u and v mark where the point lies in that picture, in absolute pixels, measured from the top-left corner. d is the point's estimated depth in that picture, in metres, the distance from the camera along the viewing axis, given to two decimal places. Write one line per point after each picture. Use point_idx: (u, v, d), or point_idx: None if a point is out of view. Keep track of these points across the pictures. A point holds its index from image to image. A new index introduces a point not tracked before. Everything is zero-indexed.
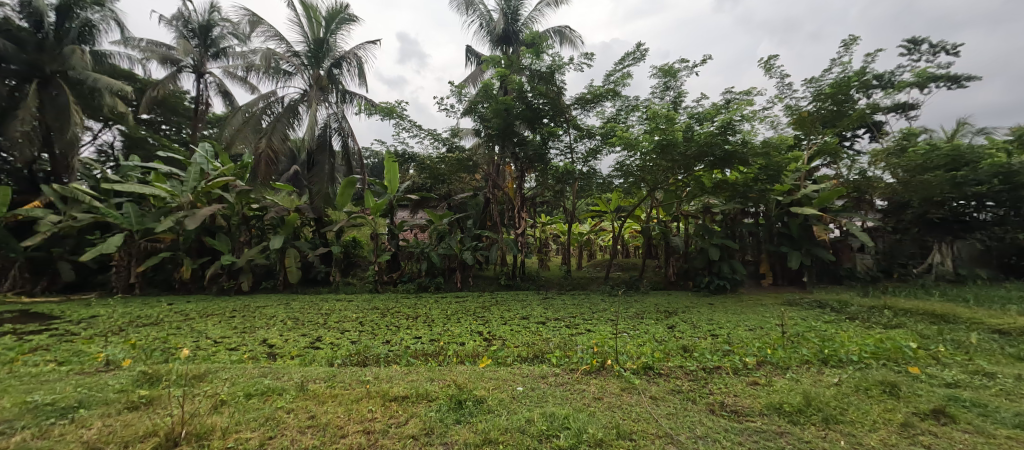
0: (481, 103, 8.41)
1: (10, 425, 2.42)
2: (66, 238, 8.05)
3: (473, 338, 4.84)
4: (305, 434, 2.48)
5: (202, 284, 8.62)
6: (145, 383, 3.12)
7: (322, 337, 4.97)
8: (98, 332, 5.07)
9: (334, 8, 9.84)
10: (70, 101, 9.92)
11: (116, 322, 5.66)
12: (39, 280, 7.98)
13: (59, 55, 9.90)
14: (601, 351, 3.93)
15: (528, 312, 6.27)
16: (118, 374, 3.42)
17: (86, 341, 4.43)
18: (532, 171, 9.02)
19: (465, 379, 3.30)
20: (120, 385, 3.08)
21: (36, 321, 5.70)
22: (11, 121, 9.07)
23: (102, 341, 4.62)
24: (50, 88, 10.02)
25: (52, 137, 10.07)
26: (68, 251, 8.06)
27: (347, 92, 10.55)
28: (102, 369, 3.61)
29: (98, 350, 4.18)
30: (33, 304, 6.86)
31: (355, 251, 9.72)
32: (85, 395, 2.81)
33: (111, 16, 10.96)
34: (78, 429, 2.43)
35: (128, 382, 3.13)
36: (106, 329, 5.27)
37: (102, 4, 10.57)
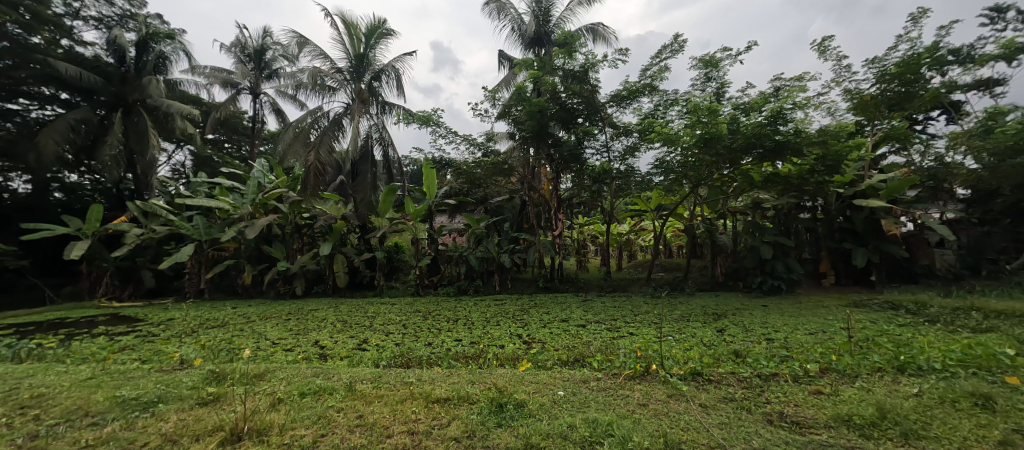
0: (515, 106, 8.39)
1: (103, 417, 2.63)
2: (147, 249, 8.85)
3: (512, 341, 4.79)
4: (354, 433, 2.51)
5: (261, 289, 9.18)
6: (213, 381, 3.30)
7: (368, 339, 5.10)
8: (175, 333, 5.49)
9: (372, 23, 10.17)
10: (149, 125, 10.80)
11: (189, 324, 6.10)
12: (126, 287, 8.73)
13: (138, 85, 10.85)
14: (645, 356, 3.77)
15: (567, 314, 6.15)
16: (191, 372, 3.65)
17: (165, 342, 4.81)
18: (568, 172, 8.83)
19: (505, 382, 3.26)
20: (192, 382, 3.29)
21: (123, 323, 6.26)
22: (102, 147, 10.03)
23: (177, 342, 5.00)
24: (133, 115, 11.03)
25: (134, 159, 11.07)
26: (149, 260, 8.83)
27: (387, 103, 10.81)
28: (177, 367, 3.87)
29: (172, 350, 4.52)
30: (122, 308, 7.55)
31: (397, 256, 9.99)
32: (164, 391, 3.01)
33: (181, 47, 11.98)
34: (158, 422, 2.59)
35: (199, 379, 3.33)
36: (180, 331, 5.67)
37: (173, 37, 11.49)
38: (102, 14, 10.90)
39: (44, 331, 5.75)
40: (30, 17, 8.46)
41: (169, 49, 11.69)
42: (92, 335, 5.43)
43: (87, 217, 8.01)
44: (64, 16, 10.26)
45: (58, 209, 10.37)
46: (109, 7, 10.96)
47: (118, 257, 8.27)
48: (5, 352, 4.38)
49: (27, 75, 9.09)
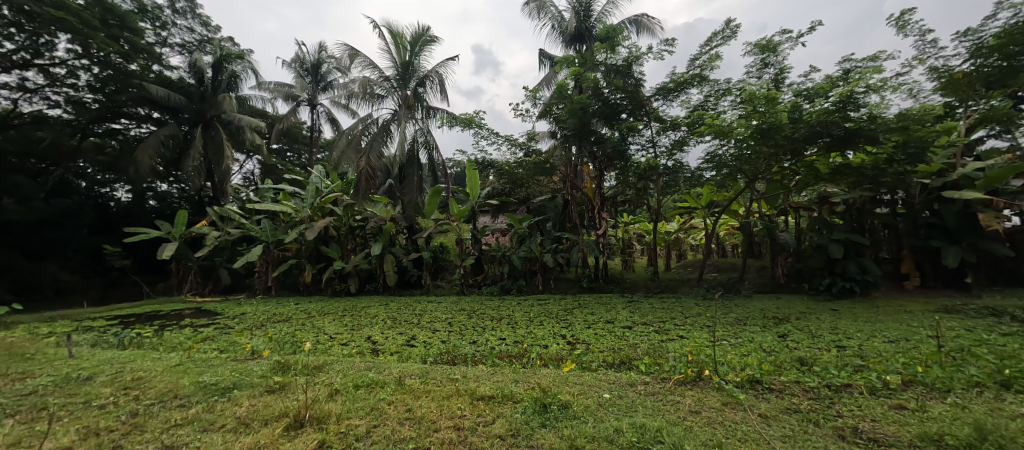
0: (557, 105, 8.32)
1: (188, 400, 2.86)
2: (223, 249, 9.64)
3: (557, 341, 4.71)
4: (404, 425, 2.54)
5: (320, 287, 9.71)
6: (279, 370, 3.50)
7: (417, 336, 5.20)
8: (246, 326, 5.89)
9: (417, 30, 10.42)
10: (224, 138, 11.58)
11: (258, 318, 6.53)
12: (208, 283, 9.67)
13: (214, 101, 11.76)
14: (696, 360, 3.56)
15: (613, 315, 5.97)
16: (261, 362, 3.89)
17: (238, 334, 5.18)
18: (612, 169, 8.59)
19: (549, 382, 3.19)
20: (262, 371, 3.49)
21: (204, 316, 6.82)
22: (186, 160, 10.96)
23: (249, 334, 5.37)
24: (212, 129, 11.92)
25: (212, 169, 12.00)
26: (225, 259, 9.64)
27: (431, 107, 11.03)
28: (249, 357, 4.15)
29: (244, 341, 4.86)
30: (203, 302, 8.26)
31: (443, 255, 10.20)
32: (238, 378, 3.22)
33: (249, 66, 12.83)
34: (233, 406, 2.76)
35: (268, 369, 3.54)
36: (250, 324, 6.08)
37: (243, 57, 12.29)
38: (185, 40, 12.00)
39: (137, 322, 6.38)
40: (128, 47, 9.33)
41: (240, 68, 12.54)
42: (178, 326, 5.96)
43: (175, 221, 8.77)
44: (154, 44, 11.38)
45: (153, 215, 11.83)
46: (191, 33, 12.08)
47: (199, 256, 9.06)
48: (111, 340, 4.91)
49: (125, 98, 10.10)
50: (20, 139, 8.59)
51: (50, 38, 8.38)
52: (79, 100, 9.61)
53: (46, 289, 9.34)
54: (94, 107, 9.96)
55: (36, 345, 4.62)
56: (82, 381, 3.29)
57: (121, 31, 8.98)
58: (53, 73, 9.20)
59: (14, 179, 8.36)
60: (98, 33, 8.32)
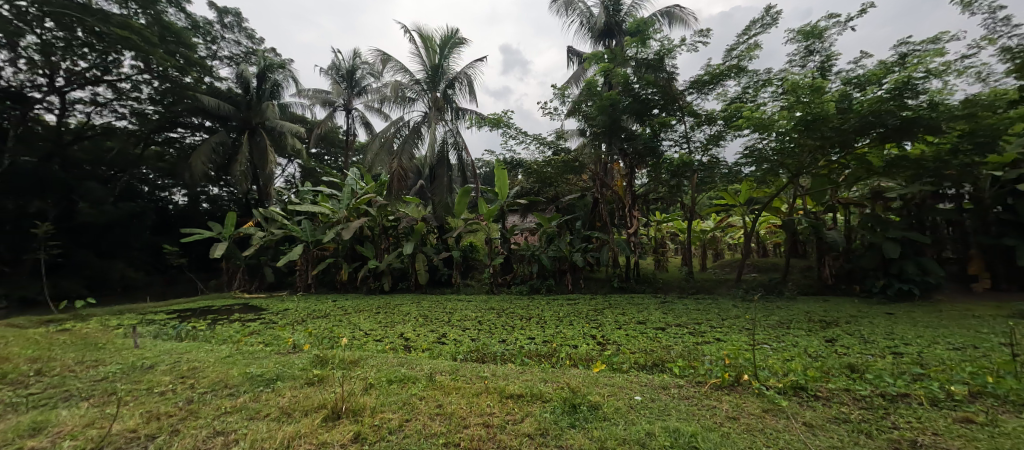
0: (586, 102, 8.20)
1: (236, 390, 2.98)
2: (268, 249, 10.10)
3: (586, 342, 4.62)
4: (435, 420, 2.54)
5: (355, 285, 9.98)
6: (319, 364, 3.60)
7: (447, 333, 5.24)
8: (289, 321, 6.12)
9: (446, 33, 10.53)
10: (267, 143, 12.02)
11: (299, 314, 6.77)
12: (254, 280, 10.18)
13: (258, 109, 12.19)
14: (734, 364, 3.38)
15: (645, 316, 5.79)
16: (301, 355, 4.02)
17: (281, 329, 5.40)
18: (643, 166, 8.35)
19: (579, 383, 3.11)
20: (302, 364, 3.60)
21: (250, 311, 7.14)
22: (235, 166, 11.51)
23: (291, 328, 5.57)
24: (257, 136, 12.30)
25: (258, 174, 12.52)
26: (270, 258, 10.09)
27: (460, 109, 11.10)
28: (290, 351, 4.30)
29: (286, 336, 5.04)
30: (250, 299, 8.68)
31: (472, 254, 10.26)
32: (281, 370, 3.33)
33: (290, 74, 13.30)
34: (275, 396, 2.86)
35: (308, 362, 3.64)
36: (292, 319, 6.31)
37: (285, 66, 12.71)
38: (233, 53, 12.67)
39: (192, 316, 6.77)
40: (184, 61, 10.07)
41: (282, 77, 12.92)
42: (228, 321, 6.27)
43: (225, 222, 9.25)
44: (206, 58, 12.05)
45: (206, 217, 12.61)
46: (237, 46, 12.72)
47: (245, 255, 9.52)
48: (170, 332, 5.22)
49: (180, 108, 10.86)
50: (92, 149, 10.30)
51: (116, 55, 9.23)
52: (142, 112, 10.91)
53: (114, 285, 10.10)
54: (155, 118, 11.16)
55: (106, 336, 4.99)
56: (146, 369, 3.49)
57: (177, 46, 9.74)
58: (120, 88, 10.38)
59: (89, 186, 9.55)
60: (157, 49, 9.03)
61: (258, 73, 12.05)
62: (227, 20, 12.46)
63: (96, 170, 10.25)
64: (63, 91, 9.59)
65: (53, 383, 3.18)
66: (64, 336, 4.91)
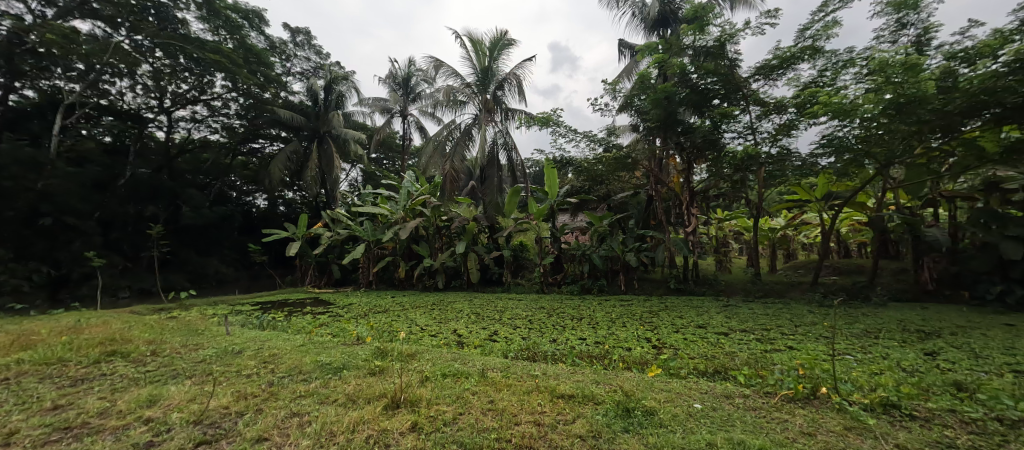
0: (639, 96, 7.88)
1: (309, 376, 3.14)
2: (334, 247, 10.75)
3: (641, 344, 4.38)
4: (487, 415, 2.50)
5: (412, 282, 10.33)
6: (379, 356, 3.71)
7: (498, 331, 5.22)
8: (352, 315, 6.44)
9: (496, 35, 10.58)
10: (332, 150, 12.62)
11: (362, 308, 7.09)
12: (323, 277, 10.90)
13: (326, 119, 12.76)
14: (809, 374, 3.03)
15: (705, 320, 5.42)
16: (364, 347, 4.19)
17: (347, 321, 5.67)
18: (702, 161, 7.88)
19: (632, 386, 2.93)
20: (365, 355, 3.74)
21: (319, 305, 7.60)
22: (305, 172, 12.24)
23: (355, 321, 5.85)
24: (325, 143, 12.94)
25: (325, 179, 13.19)
26: (336, 256, 10.73)
27: (510, 109, 11.10)
28: (354, 342, 4.50)
29: (351, 328, 5.28)
30: (319, 293, 9.26)
31: (523, 254, 10.24)
32: (347, 360, 3.47)
33: (352, 85, 13.98)
34: (342, 383, 2.97)
35: (370, 353, 3.78)
36: (355, 313, 6.63)
37: (348, 78, 13.34)
38: (303, 68, 13.58)
39: (271, 308, 7.33)
40: (263, 79, 10.95)
41: (345, 88, 13.61)
42: (301, 312, 6.71)
43: (298, 223, 9.94)
44: (281, 74, 13.01)
45: (281, 218, 13.71)
46: (308, 62, 13.60)
47: (315, 253, 10.16)
48: (254, 321, 5.68)
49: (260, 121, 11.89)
50: (194, 161, 11.91)
51: (211, 77, 10.28)
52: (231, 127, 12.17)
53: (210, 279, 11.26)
54: (241, 131, 12.38)
55: (204, 323, 5.52)
56: (235, 353, 3.79)
57: (258, 66, 10.61)
58: (214, 106, 11.49)
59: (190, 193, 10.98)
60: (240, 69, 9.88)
61: (326, 85, 12.75)
62: (298, 39, 13.41)
63: (196, 178, 11.67)
64: (170, 111, 10.81)
65: (164, 362, 3.53)
66: (172, 322, 5.49)
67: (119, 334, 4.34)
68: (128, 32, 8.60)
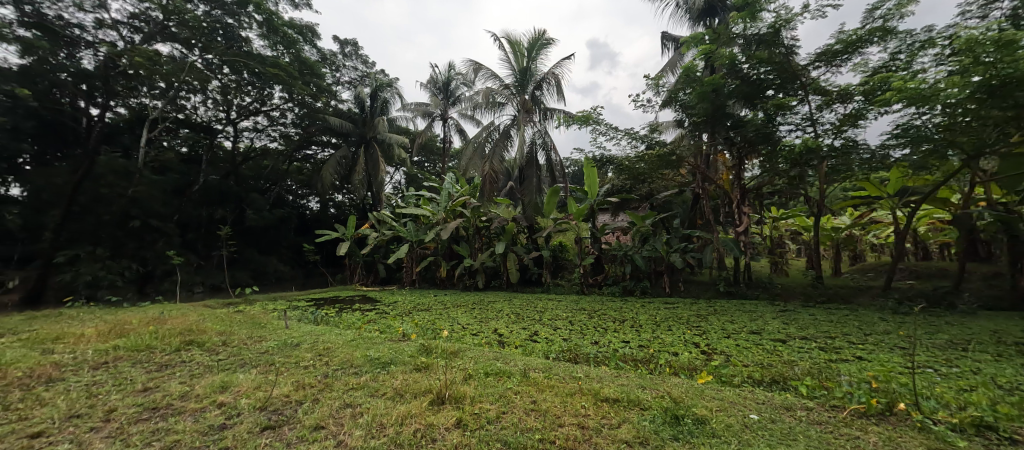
0: (684, 90, 7.57)
1: (359, 369, 3.23)
2: (380, 248, 11.12)
3: (689, 349, 4.17)
4: (530, 416, 2.45)
5: (453, 282, 10.50)
6: (424, 352, 3.76)
7: (539, 331, 5.16)
8: (398, 312, 6.62)
9: (534, 35, 10.51)
10: (377, 154, 13.01)
11: (406, 306, 7.26)
12: (369, 276, 11.32)
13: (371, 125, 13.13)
14: (883, 388, 2.74)
15: (760, 325, 5.08)
16: (411, 343, 4.28)
17: (393, 319, 5.83)
18: (755, 157, 7.44)
19: (681, 392, 2.76)
20: (411, 351, 3.81)
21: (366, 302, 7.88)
22: (353, 176, 12.70)
23: (401, 319, 6.01)
24: (370, 148, 13.36)
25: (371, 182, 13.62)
26: (381, 255, 11.10)
27: (548, 109, 10.99)
28: (400, 338, 4.60)
29: (397, 325, 5.42)
30: (366, 291, 9.61)
31: (563, 254, 10.12)
32: (394, 355, 3.55)
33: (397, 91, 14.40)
34: (390, 378, 3.02)
35: (415, 350, 3.84)
36: (400, 310, 6.80)
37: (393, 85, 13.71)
38: (352, 77, 14.16)
39: (324, 304, 7.68)
40: (315, 88, 11.51)
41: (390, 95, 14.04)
42: (351, 309, 6.99)
43: (346, 223, 10.35)
44: (332, 84, 13.64)
45: (331, 220, 14.36)
46: (355, 71, 14.18)
47: (362, 252, 10.56)
48: (310, 316, 5.98)
49: (313, 129, 12.50)
50: (255, 167, 12.72)
51: (271, 89, 10.93)
52: (287, 135, 12.89)
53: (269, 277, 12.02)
54: (296, 138, 13.10)
55: (266, 317, 5.88)
56: (294, 346, 3.99)
57: (311, 76, 11.16)
58: (273, 116, 12.23)
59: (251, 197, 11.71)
60: (295, 80, 10.43)
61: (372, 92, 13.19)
62: (347, 50, 14.02)
63: (257, 183, 12.49)
64: (236, 122, 11.62)
65: (233, 352, 3.77)
66: (238, 316, 5.89)
67: (195, 326, 4.69)
68: (201, 52, 9.29)
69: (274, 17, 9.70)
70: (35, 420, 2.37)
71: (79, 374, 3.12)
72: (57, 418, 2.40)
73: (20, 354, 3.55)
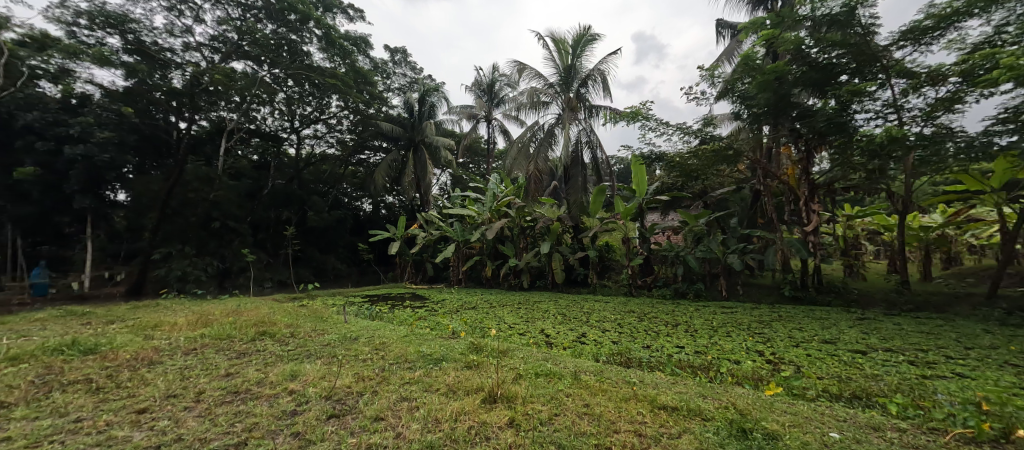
0: (743, 79, 7.11)
1: (413, 364, 3.33)
2: (428, 247, 11.45)
3: (752, 358, 3.90)
4: (583, 419, 2.39)
5: (498, 281, 10.59)
6: (474, 351, 3.81)
7: (587, 333, 5.07)
8: (447, 310, 6.77)
9: (579, 32, 10.33)
10: (425, 156, 13.33)
11: (454, 304, 7.40)
12: (419, 274, 11.69)
13: (420, 128, 13.48)
14: (993, 411, 2.40)
15: (832, 334, 4.66)
16: (461, 341, 4.36)
17: (442, 316, 5.97)
18: (825, 149, 6.86)
19: (748, 404, 2.59)
20: (461, 349, 3.87)
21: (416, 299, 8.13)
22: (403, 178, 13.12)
23: (450, 316, 6.14)
24: (419, 151, 13.73)
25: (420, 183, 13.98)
26: (430, 255, 11.42)
27: (594, 106, 10.77)
28: (450, 336, 4.70)
29: (446, 323, 5.54)
30: (416, 288, 9.92)
31: (609, 254, 9.90)
32: (446, 352, 3.63)
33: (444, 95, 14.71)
34: (444, 374, 3.09)
35: (465, 348, 3.90)
36: (449, 308, 6.94)
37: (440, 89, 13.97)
38: (401, 84, 14.68)
39: (377, 300, 8.03)
40: (368, 95, 12.04)
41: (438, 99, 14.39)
42: (403, 306, 7.26)
43: (397, 223, 10.72)
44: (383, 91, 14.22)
45: (383, 221, 14.97)
46: (404, 78, 14.69)
47: (412, 251, 10.90)
48: (365, 312, 6.27)
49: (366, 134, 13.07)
50: (315, 172, 13.52)
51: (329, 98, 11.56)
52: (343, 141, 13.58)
53: (328, 274, 12.77)
54: (351, 144, 13.78)
55: (327, 311, 6.24)
56: (352, 339, 4.18)
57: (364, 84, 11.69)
58: (330, 123, 12.94)
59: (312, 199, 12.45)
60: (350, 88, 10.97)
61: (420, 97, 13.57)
62: (397, 58, 14.55)
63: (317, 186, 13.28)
64: (298, 130, 12.41)
65: (299, 343, 4.02)
66: (302, 310, 6.30)
67: (266, 318, 5.07)
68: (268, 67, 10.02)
69: (332, 31, 10.25)
70: (140, 398, 2.66)
71: (173, 358, 3.47)
72: (158, 397, 2.66)
73: (127, 338, 4.02)
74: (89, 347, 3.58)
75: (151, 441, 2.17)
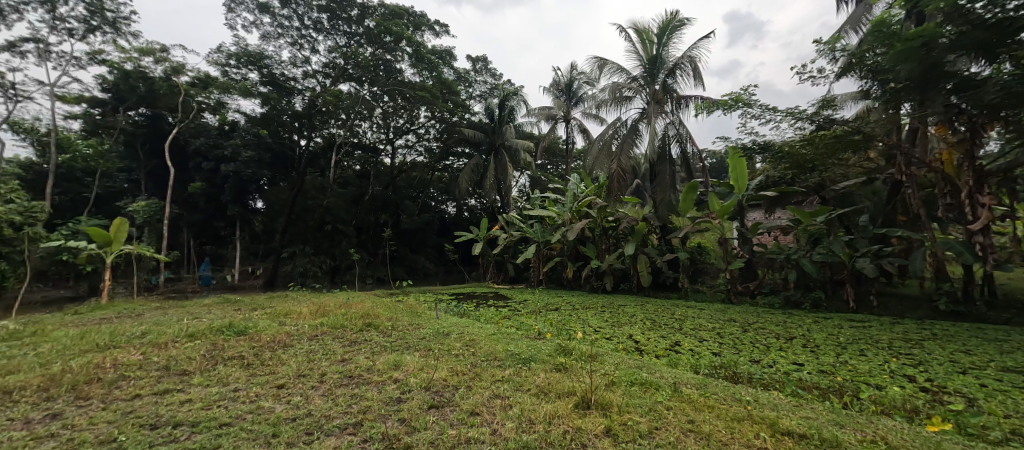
0: (874, 50, 6.00)
1: (502, 363, 3.38)
2: (512, 247, 11.66)
3: (898, 383, 3.28)
4: (690, 437, 2.21)
5: (580, 283, 10.41)
6: (562, 353, 3.76)
7: (682, 342, 4.70)
8: (530, 310, 6.81)
9: (665, 19, 9.68)
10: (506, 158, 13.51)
11: (536, 305, 7.42)
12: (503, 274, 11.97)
13: (500, 132, 13.75)
14: None
15: (1012, 361, 3.73)
16: (547, 341, 4.34)
17: (527, 316, 6.02)
18: (996, 127, 5.61)
19: (903, 440, 2.16)
20: (549, 350, 3.84)
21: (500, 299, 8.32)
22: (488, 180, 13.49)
23: (535, 317, 6.16)
24: (499, 155, 13.96)
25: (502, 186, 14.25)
26: (512, 255, 11.62)
27: (682, 97, 10.03)
28: (536, 336, 4.71)
29: (531, 323, 5.56)
30: (500, 288, 10.16)
31: (702, 257, 9.16)
32: (533, 353, 3.62)
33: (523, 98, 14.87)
34: (537, 375, 3.09)
35: (553, 349, 3.86)
36: (532, 309, 6.98)
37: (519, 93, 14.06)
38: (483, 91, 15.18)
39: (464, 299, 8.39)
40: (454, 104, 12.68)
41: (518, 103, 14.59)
42: (487, 304, 7.48)
43: (481, 224, 11.04)
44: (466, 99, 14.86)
45: (467, 223, 15.65)
46: (486, 85, 15.16)
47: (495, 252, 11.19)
48: (455, 309, 6.59)
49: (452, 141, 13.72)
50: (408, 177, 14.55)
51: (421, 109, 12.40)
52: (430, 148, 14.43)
53: (421, 272, 13.71)
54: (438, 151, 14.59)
55: (421, 307, 6.69)
56: (445, 334, 4.40)
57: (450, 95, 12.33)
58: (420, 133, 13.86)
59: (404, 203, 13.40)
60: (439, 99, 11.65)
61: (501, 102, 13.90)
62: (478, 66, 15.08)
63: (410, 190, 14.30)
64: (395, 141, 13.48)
65: (399, 335, 4.34)
66: (399, 304, 6.83)
67: (370, 311, 5.57)
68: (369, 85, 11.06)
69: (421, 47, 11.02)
70: (279, 375, 3.07)
71: (300, 342, 3.96)
72: (292, 375, 3.06)
73: (267, 323, 4.71)
74: (240, 329, 4.26)
75: (289, 413, 2.48)
